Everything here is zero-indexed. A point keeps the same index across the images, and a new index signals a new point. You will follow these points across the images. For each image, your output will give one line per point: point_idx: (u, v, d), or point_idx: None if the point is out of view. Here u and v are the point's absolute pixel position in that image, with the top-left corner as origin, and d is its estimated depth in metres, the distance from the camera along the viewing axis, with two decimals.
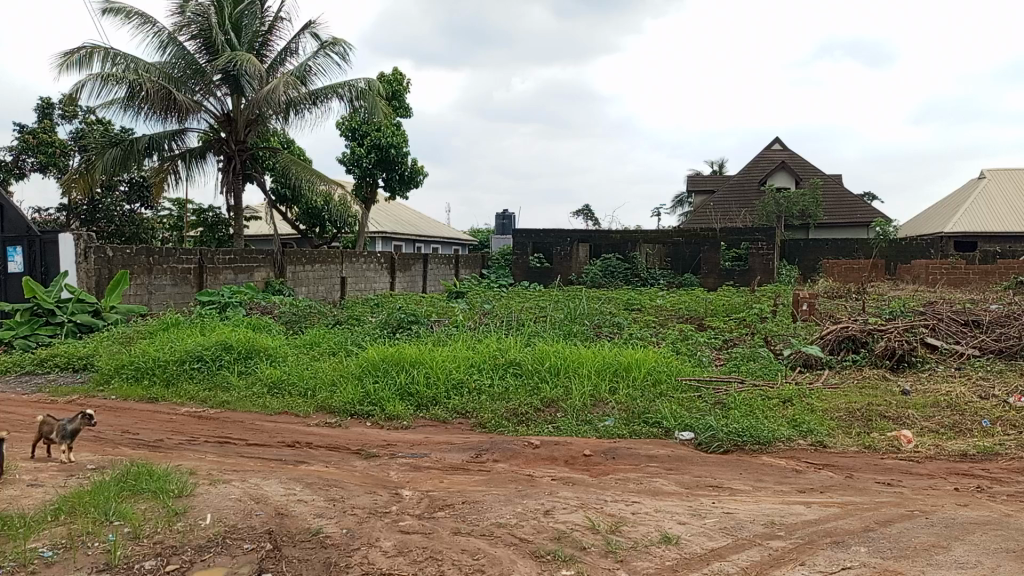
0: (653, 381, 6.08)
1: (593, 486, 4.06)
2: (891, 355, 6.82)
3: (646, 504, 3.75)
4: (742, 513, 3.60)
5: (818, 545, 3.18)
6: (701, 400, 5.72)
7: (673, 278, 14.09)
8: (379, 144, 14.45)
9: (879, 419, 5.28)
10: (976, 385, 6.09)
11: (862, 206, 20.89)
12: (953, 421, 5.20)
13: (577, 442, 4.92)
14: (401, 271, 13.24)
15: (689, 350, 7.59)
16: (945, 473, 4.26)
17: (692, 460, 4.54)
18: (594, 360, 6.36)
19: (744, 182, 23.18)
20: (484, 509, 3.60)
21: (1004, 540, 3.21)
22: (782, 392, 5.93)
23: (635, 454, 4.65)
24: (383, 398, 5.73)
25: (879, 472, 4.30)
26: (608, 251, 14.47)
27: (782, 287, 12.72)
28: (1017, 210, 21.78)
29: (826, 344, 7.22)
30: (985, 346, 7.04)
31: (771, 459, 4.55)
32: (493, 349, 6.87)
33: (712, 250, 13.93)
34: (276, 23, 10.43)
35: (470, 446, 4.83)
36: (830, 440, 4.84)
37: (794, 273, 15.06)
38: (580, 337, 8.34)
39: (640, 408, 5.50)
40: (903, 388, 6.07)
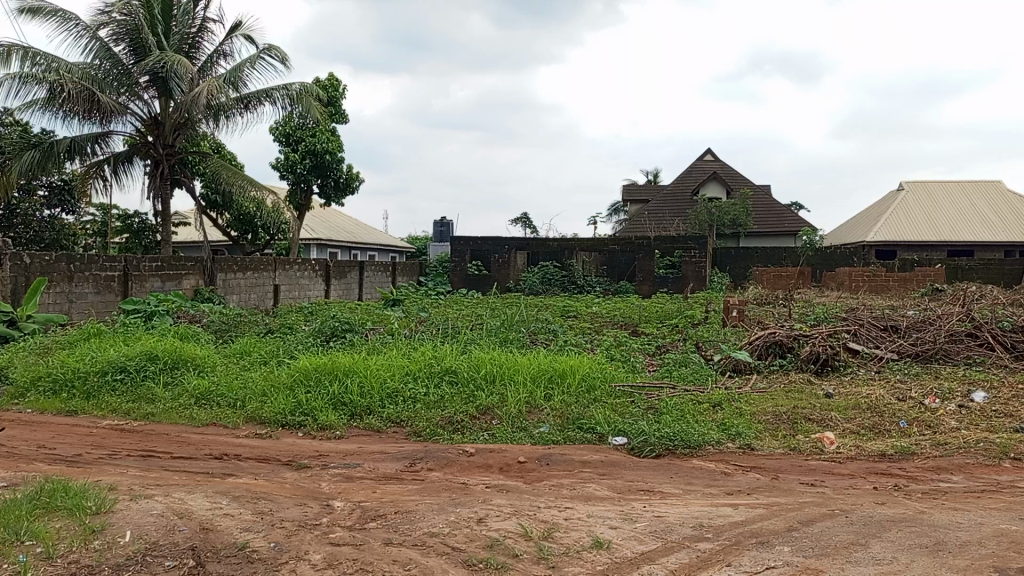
0: (588, 388, 6.12)
1: (526, 493, 4.06)
2: (815, 359, 7.04)
3: (579, 509, 3.77)
4: (672, 517, 3.66)
5: (744, 546, 3.25)
6: (634, 406, 5.79)
7: (609, 286, 14.27)
8: (314, 150, 14.19)
9: (804, 422, 5.44)
10: (895, 388, 6.34)
11: (790, 216, 21.57)
12: (873, 423, 5.41)
13: (512, 449, 4.92)
14: (337, 279, 13.05)
15: (623, 356, 7.68)
16: (865, 473, 4.42)
17: (624, 465, 4.59)
18: (529, 367, 6.38)
19: (678, 192, 23.67)
20: (417, 518, 3.56)
21: (919, 536, 3.34)
22: (712, 397, 6.06)
23: (568, 460, 4.67)
24: (315, 407, 5.62)
25: (804, 472, 4.43)
26: (545, 259, 14.57)
27: (714, 294, 13.03)
28: (932, 219, 22.82)
29: (755, 349, 7.40)
30: (903, 350, 7.34)
31: (701, 462, 4.64)
32: (429, 357, 6.82)
33: (647, 258, 14.17)
34: (206, 25, 10.18)
35: (404, 456, 4.78)
36: (757, 443, 4.97)
37: (725, 281, 15.45)
38: (516, 344, 8.36)
39: (575, 414, 5.53)
40: (827, 392, 6.28)
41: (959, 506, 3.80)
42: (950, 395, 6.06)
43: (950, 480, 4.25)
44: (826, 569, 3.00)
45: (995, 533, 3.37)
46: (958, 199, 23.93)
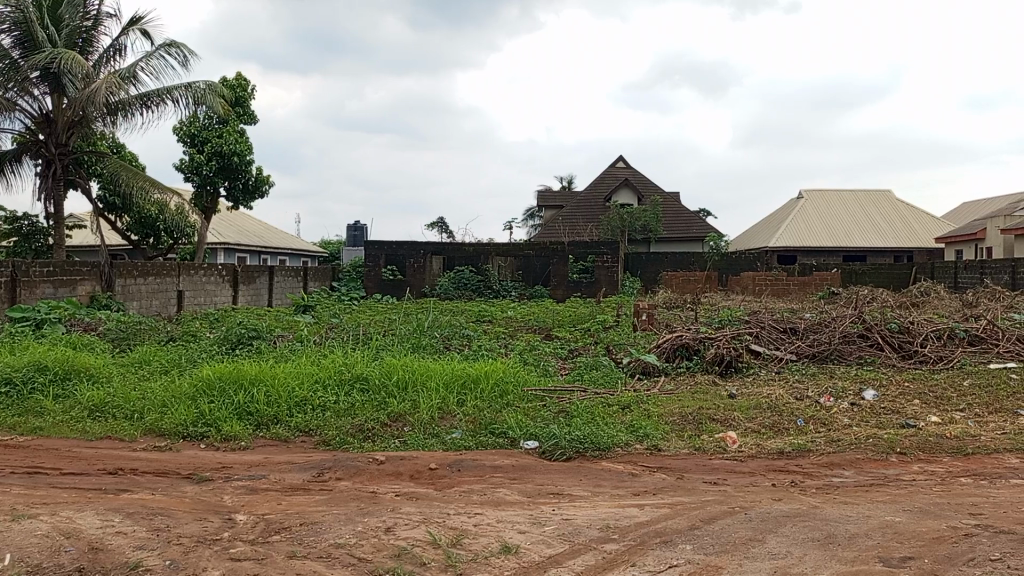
0: (500, 392, 6.13)
1: (437, 500, 4.02)
2: (720, 361, 7.27)
3: (489, 515, 3.76)
4: (580, 519, 3.69)
5: (648, 545, 3.31)
6: (545, 410, 5.82)
7: (524, 290, 14.38)
8: (221, 151, 13.72)
9: (709, 422, 5.60)
10: (794, 388, 6.61)
11: (698, 222, 22.23)
12: (773, 422, 5.61)
13: (423, 456, 4.87)
14: (245, 284, 12.62)
15: (536, 360, 7.73)
16: (765, 470, 4.58)
17: (535, 468, 4.61)
18: (441, 372, 6.34)
19: (591, 198, 24.06)
20: (323, 530, 3.47)
21: (811, 530, 3.49)
22: (622, 399, 6.17)
23: (480, 465, 4.65)
24: (218, 418, 5.42)
25: (707, 472, 4.56)
26: (461, 264, 14.53)
27: (625, 299, 13.30)
28: (829, 226, 23.99)
29: (663, 352, 7.58)
30: (801, 352, 7.67)
31: (610, 464, 4.70)
32: (339, 364, 6.69)
33: (561, 263, 14.33)
34: (101, 20, 9.71)
35: (312, 465, 4.65)
36: (664, 444, 5.08)
37: (636, 285, 15.80)
38: (429, 350, 8.29)
39: (487, 419, 5.52)
40: (730, 392, 6.48)
41: (850, 500, 3.98)
42: (844, 394, 6.36)
43: (842, 475, 4.45)
44: (724, 565, 3.08)
45: (880, 525, 3.54)
46: (853, 207, 25.22)
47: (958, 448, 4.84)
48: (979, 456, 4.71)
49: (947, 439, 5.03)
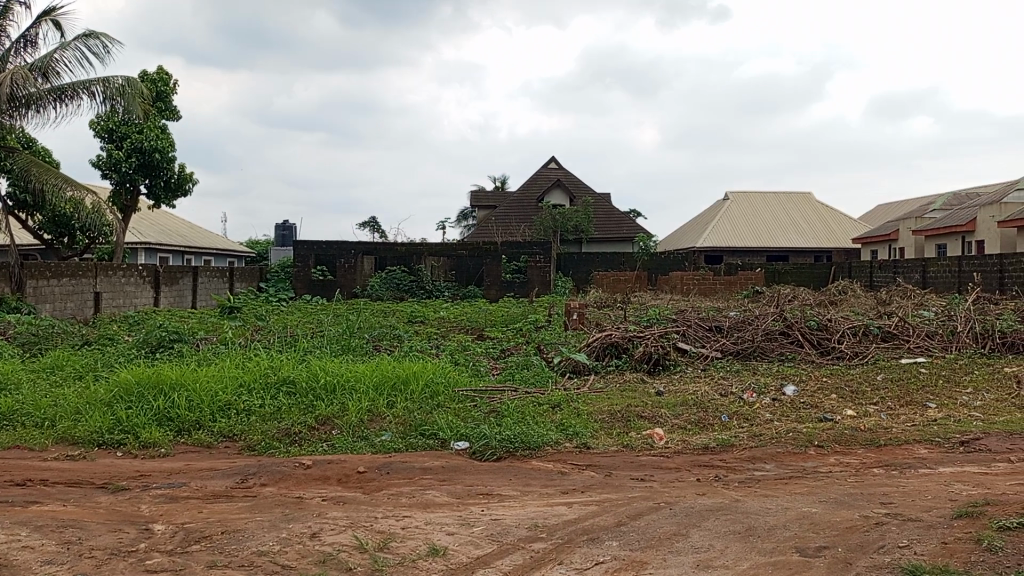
0: (431, 393, 6.08)
1: (365, 503, 3.95)
2: (648, 359, 7.40)
3: (417, 517, 3.72)
4: (509, 519, 3.69)
5: (576, 543, 3.33)
6: (476, 410, 5.81)
7: (457, 291, 14.33)
8: (141, 148, 13.23)
9: (636, 419, 5.68)
10: (718, 384, 6.77)
11: (628, 222, 22.53)
12: (698, 418, 5.73)
13: (352, 459, 4.78)
14: (167, 285, 12.16)
15: (466, 360, 7.69)
16: (690, 466, 4.67)
17: (464, 469, 4.58)
18: (371, 374, 6.26)
19: (524, 198, 24.14)
20: (246, 538, 3.38)
21: (733, 523, 3.57)
22: (552, 398, 6.20)
23: (409, 468, 4.60)
24: (137, 424, 5.21)
25: (635, 468, 4.62)
26: (393, 263, 14.42)
27: (557, 298, 13.39)
28: (754, 227, 24.71)
29: (592, 351, 7.68)
30: (725, 349, 7.86)
31: (540, 463, 4.71)
32: (265, 367, 6.52)
33: (494, 263, 14.33)
34: (11, 8, 9.22)
35: (236, 471, 4.52)
36: (593, 441, 5.13)
37: (568, 285, 15.97)
38: (359, 352, 8.16)
39: (417, 420, 5.47)
40: (658, 390, 6.60)
41: (770, 492, 4.10)
42: (766, 389, 6.55)
43: (764, 469, 4.58)
44: (649, 560, 3.12)
45: (797, 516, 3.65)
46: (776, 209, 26.03)
47: (871, 440, 5.04)
48: (891, 447, 4.92)
49: (861, 432, 5.24)
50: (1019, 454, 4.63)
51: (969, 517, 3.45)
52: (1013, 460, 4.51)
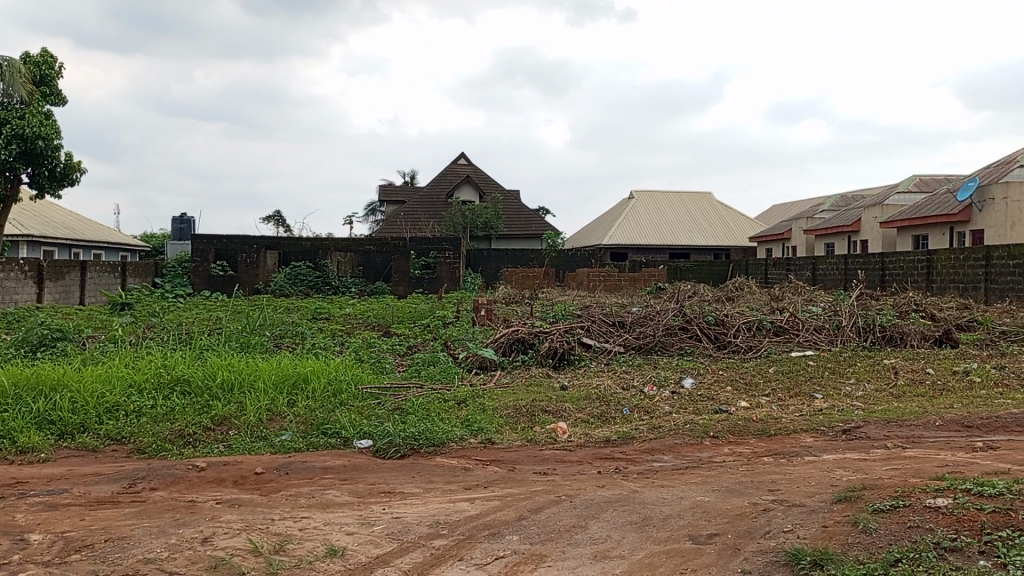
0: (333, 391, 5.94)
1: (261, 505, 3.82)
2: (554, 354, 7.48)
3: (316, 518, 3.63)
4: (410, 516, 3.65)
5: (476, 539, 3.32)
6: (380, 407, 5.71)
7: (364, 287, 14.07)
8: (22, 134, 12.36)
9: (541, 414, 5.73)
10: (620, 378, 6.93)
11: (536, 220, 22.71)
12: (601, 411, 5.83)
13: (249, 460, 4.62)
14: (52, 280, 11.40)
15: (371, 357, 7.57)
16: (592, 458, 4.74)
17: (367, 468, 4.49)
18: (271, 371, 6.07)
19: (433, 193, 23.98)
20: (131, 545, 3.21)
21: (630, 513, 3.64)
22: (458, 394, 6.18)
23: (309, 467, 4.48)
24: (13, 428, 4.88)
25: (538, 462, 4.65)
26: (297, 259, 14.02)
27: (466, 294, 13.35)
28: (657, 225, 25.40)
29: (499, 346, 7.71)
30: (628, 344, 8.05)
31: (444, 460, 4.68)
32: (157, 365, 6.22)
33: (402, 259, 14.17)
34: None
35: (122, 476, 4.28)
36: (497, 437, 5.13)
37: (477, 281, 16.00)
38: (258, 349, 7.89)
39: (319, 419, 5.34)
40: (562, 384, 6.68)
41: (667, 483, 4.21)
42: (666, 382, 6.74)
43: (662, 460, 4.70)
44: (548, 553, 3.15)
45: (691, 505, 3.76)
46: (679, 207, 26.83)
47: (762, 430, 5.25)
48: (780, 436, 5.14)
49: (754, 422, 5.45)
50: (895, 441, 4.91)
51: (847, 501, 3.63)
52: (890, 446, 4.79)
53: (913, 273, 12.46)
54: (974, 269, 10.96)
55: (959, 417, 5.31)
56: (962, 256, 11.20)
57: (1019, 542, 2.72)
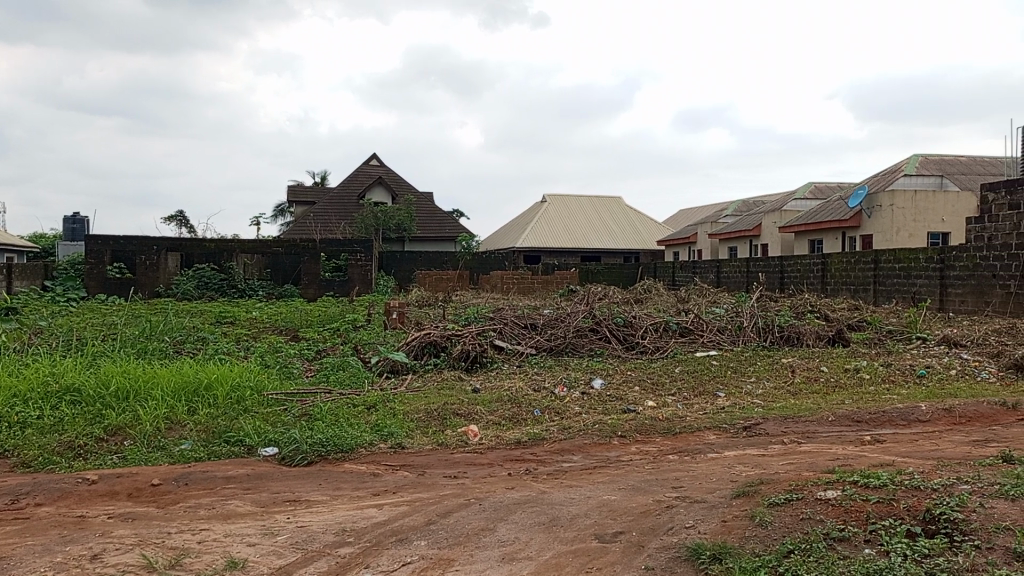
0: (237, 398, 5.72)
1: (157, 518, 3.64)
2: (465, 357, 7.45)
3: (216, 529, 3.49)
4: (316, 525, 3.55)
5: (383, 545, 3.27)
6: (286, 414, 5.54)
7: (272, 290, 13.64)
8: None
9: (453, 417, 5.70)
10: (532, 379, 6.97)
11: (450, 222, 22.60)
12: (512, 413, 5.85)
13: (145, 472, 4.40)
14: None
15: (278, 362, 7.36)
16: (502, 461, 4.74)
17: (271, 476, 4.35)
18: (169, 378, 5.82)
19: (344, 194, 23.55)
20: (12, 566, 3.00)
21: (539, 514, 3.66)
22: (367, 399, 6.07)
23: (210, 477, 4.30)
24: None
25: (447, 466, 4.62)
26: (201, 261, 13.48)
27: (378, 298, 13.16)
28: (569, 228, 25.73)
29: (411, 350, 7.63)
30: (539, 345, 8.11)
31: (353, 466, 4.59)
32: (44, 374, 5.86)
33: (312, 261, 13.81)
34: None
35: (4, 492, 4.00)
36: (408, 441, 5.07)
37: (390, 284, 15.84)
38: (156, 355, 7.54)
39: (221, 427, 5.14)
40: (474, 387, 6.67)
41: (575, 483, 4.25)
42: (576, 383, 6.82)
43: (571, 460, 4.75)
44: (456, 557, 3.12)
45: (598, 504, 3.82)
46: (590, 211, 27.29)
47: (668, 429, 5.38)
48: (684, 434, 5.28)
49: (660, 421, 5.58)
50: (791, 436, 5.13)
51: (745, 496, 3.75)
52: (786, 442, 5.00)
53: (810, 275, 13.07)
54: (864, 271, 11.58)
55: (850, 412, 5.58)
56: (853, 259, 11.83)
57: (900, 529, 2.86)
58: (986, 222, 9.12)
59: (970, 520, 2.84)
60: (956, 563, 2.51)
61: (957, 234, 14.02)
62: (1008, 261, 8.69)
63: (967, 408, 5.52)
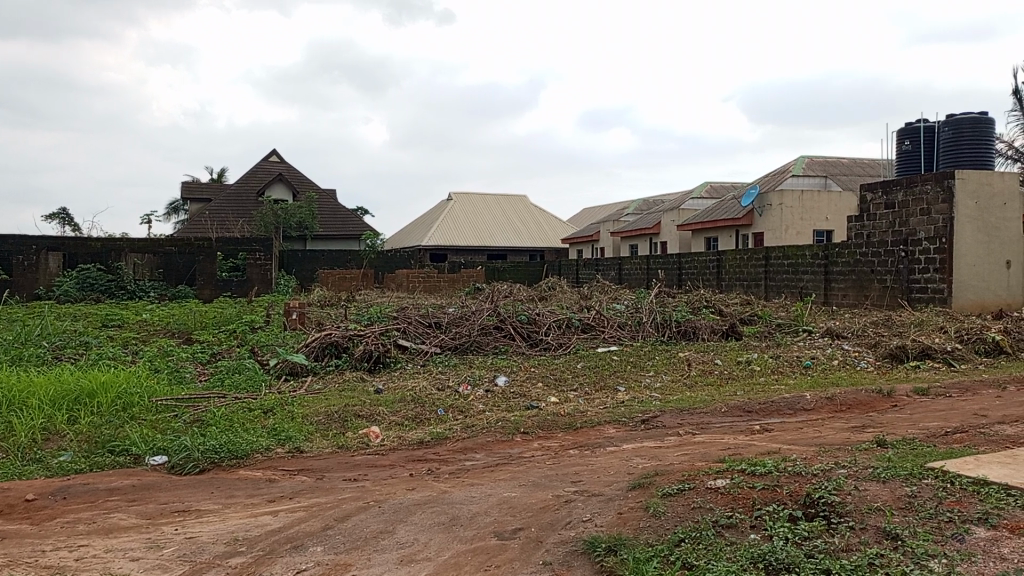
0: (122, 406, 5.41)
1: (30, 537, 3.39)
2: (368, 357, 7.31)
3: (96, 545, 3.28)
4: (205, 535, 3.39)
5: (277, 553, 3.15)
6: (177, 420, 5.29)
7: (165, 291, 12.97)
8: None
9: (354, 418, 5.57)
10: (436, 379, 6.91)
11: (354, 220, 22.18)
12: (415, 413, 5.77)
13: (19, 487, 4.09)
14: None
15: (169, 367, 7.02)
16: (404, 461, 4.67)
17: (159, 486, 4.14)
18: (47, 387, 5.44)
19: (242, 192, 22.76)
20: None
21: (438, 515, 3.62)
22: (265, 402, 5.87)
23: (91, 489, 4.05)
24: None
25: (347, 469, 4.51)
26: (86, 261, 12.72)
27: (279, 298, 12.77)
28: (475, 227, 25.73)
29: (311, 351, 7.43)
30: (444, 344, 8.05)
31: (247, 472, 4.42)
32: None
33: (208, 261, 13.21)
34: None
35: None
36: (306, 445, 4.92)
37: (292, 284, 15.44)
38: (33, 362, 7.05)
39: (104, 436, 4.85)
40: (377, 388, 6.55)
41: (475, 481, 4.23)
42: (480, 381, 6.80)
43: (473, 459, 4.72)
44: (353, 562, 3.05)
45: (498, 502, 3.81)
46: (495, 210, 27.37)
47: (569, 424, 5.44)
48: (585, 429, 5.35)
49: (561, 416, 5.63)
50: (686, 428, 5.28)
51: (641, 488, 3.82)
52: (681, 433, 5.14)
53: (706, 271, 13.53)
54: (756, 268, 12.09)
55: (741, 403, 5.80)
56: (746, 257, 12.32)
57: (783, 514, 2.97)
58: (865, 220, 9.64)
59: (845, 502, 2.98)
60: (832, 544, 2.63)
61: (840, 231, 14.82)
62: (885, 257, 9.24)
63: (847, 396, 5.82)
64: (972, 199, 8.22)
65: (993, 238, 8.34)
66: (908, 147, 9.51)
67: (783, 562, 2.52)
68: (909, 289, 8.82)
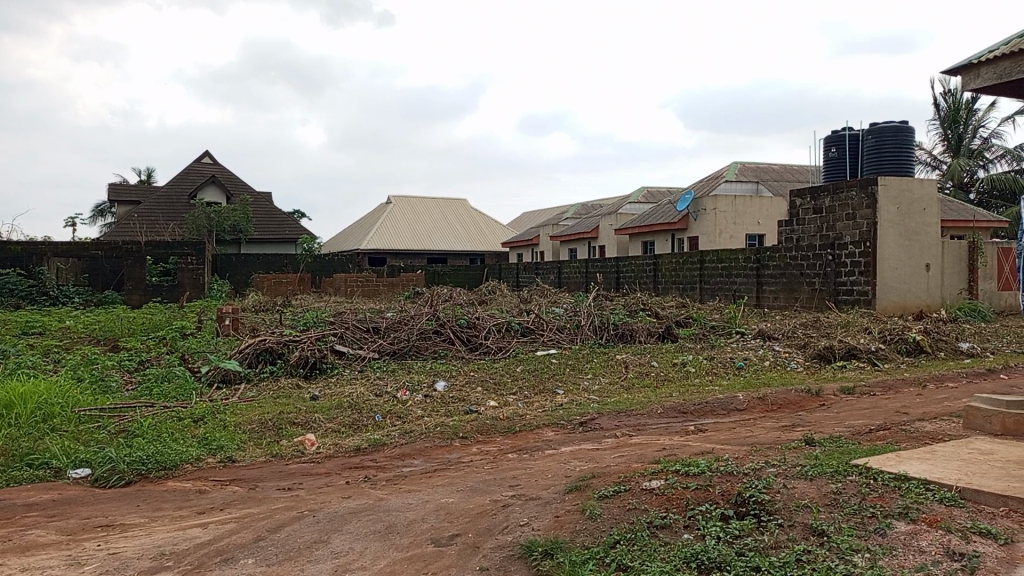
0: (43, 417, 5.17)
1: None
2: (304, 363, 7.16)
3: (12, 564, 3.11)
4: (130, 551, 3.26)
5: (206, 567, 3.05)
6: (102, 431, 5.08)
7: (90, 296, 12.41)
8: None
9: (289, 426, 5.45)
10: (374, 384, 6.80)
11: (290, 223, 21.74)
12: (352, 419, 5.68)
13: None
14: None
15: (94, 376, 6.74)
16: (340, 469, 4.59)
17: (82, 500, 3.96)
18: None
19: (173, 194, 22.09)
20: None
21: (374, 522, 3.56)
22: (195, 411, 5.69)
23: (7, 506, 3.85)
24: None
25: (281, 478, 4.40)
26: (5, 266, 12.19)
27: (213, 303, 12.40)
28: (415, 230, 25.54)
29: (245, 358, 7.24)
30: (382, 349, 7.95)
31: (177, 483, 4.27)
32: None
33: (136, 265, 12.75)
34: None
35: None
36: (238, 454, 4.79)
37: (225, 288, 15.07)
38: None
39: (22, 449, 4.62)
40: (313, 394, 6.42)
41: (413, 487, 4.18)
42: (418, 386, 6.73)
43: (411, 465, 4.67)
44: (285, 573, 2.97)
45: (435, 508, 3.77)
46: (435, 213, 27.24)
47: (508, 428, 5.43)
48: (524, 432, 5.35)
49: (501, 421, 5.62)
50: (623, 430, 5.33)
51: (578, 490, 3.84)
52: (618, 435, 5.19)
53: (643, 274, 13.72)
54: (691, 270, 12.30)
55: (676, 404, 5.88)
56: (682, 260, 12.53)
57: (714, 513, 3.02)
58: (794, 224, 9.93)
59: (775, 500, 3.05)
60: (762, 542, 2.68)
61: (771, 236, 15.22)
62: (813, 260, 9.53)
63: (778, 396, 5.98)
64: (894, 205, 8.53)
65: (913, 242, 8.69)
66: (834, 154, 9.81)
67: (715, 561, 2.55)
68: (836, 291, 9.11)
